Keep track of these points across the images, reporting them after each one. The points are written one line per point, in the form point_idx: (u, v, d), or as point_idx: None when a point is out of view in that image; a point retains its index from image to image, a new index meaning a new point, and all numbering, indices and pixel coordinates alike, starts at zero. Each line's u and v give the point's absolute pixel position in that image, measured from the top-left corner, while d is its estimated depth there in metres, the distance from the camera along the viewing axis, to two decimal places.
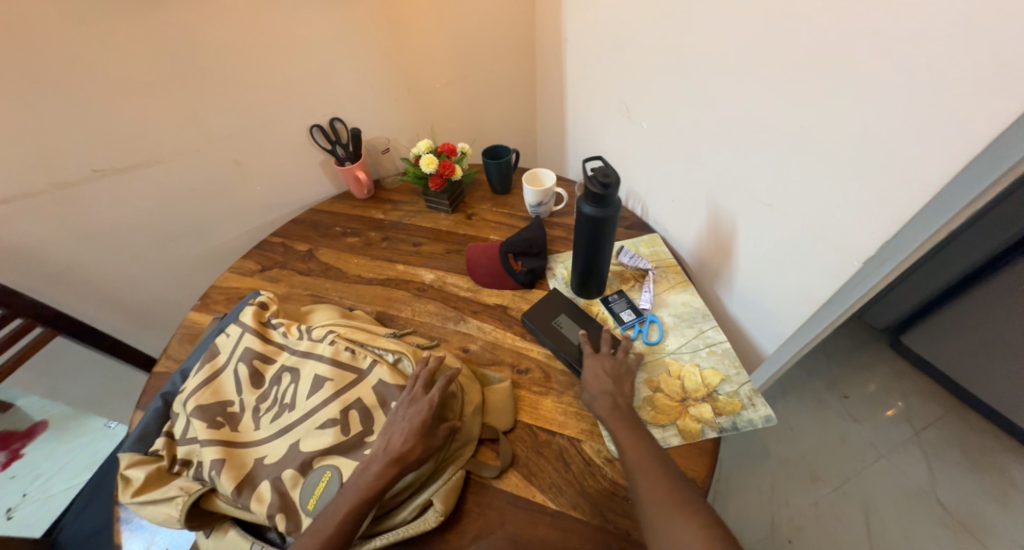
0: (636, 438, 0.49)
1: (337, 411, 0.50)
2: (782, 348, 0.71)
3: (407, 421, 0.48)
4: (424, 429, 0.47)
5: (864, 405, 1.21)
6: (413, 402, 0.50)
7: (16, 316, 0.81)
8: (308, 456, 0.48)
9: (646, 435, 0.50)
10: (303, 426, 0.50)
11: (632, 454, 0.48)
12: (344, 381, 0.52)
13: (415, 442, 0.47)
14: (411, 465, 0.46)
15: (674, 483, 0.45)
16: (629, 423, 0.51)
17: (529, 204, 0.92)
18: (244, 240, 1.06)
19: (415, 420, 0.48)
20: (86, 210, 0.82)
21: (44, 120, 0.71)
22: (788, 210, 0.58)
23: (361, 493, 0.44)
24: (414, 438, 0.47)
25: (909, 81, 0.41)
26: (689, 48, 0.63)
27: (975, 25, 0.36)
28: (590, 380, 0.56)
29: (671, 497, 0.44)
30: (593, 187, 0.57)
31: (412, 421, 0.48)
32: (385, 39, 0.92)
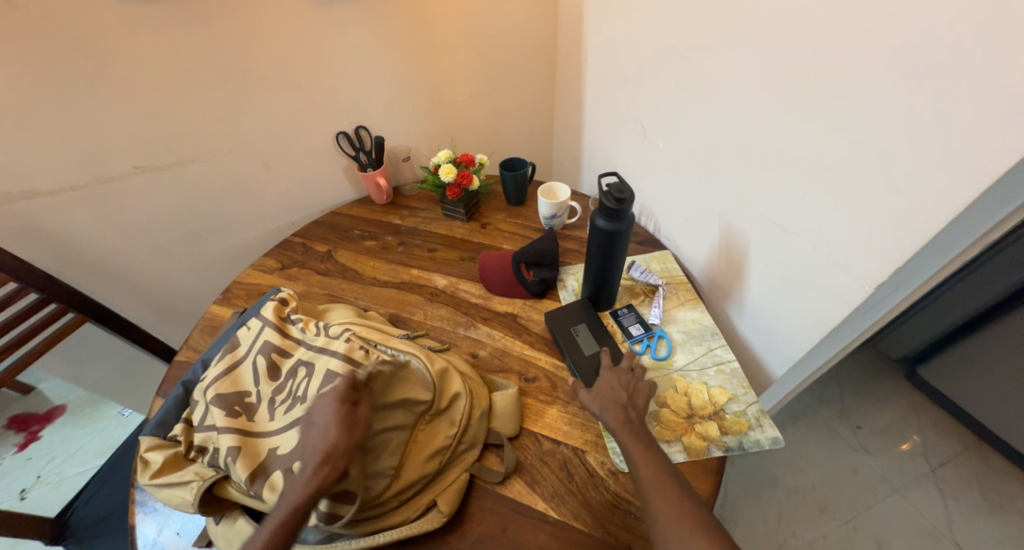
0: (648, 455, 0.49)
1: None
2: (791, 371, 0.71)
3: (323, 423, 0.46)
4: (340, 425, 0.45)
5: (877, 436, 1.18)
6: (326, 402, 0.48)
7: (52, 301, 0.86)
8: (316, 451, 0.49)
9: (659, 452, 0.49)
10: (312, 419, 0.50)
11: (646, 472, 0.47)
12: None
13: (332, 441, 0.45)
14: (336, 466, 0.44)
15: (693, 507, 0.45)
16: (640, 437, 0.50)
17: (543, 216, 0.94)
18: (266, 239, 1.10)
19: (333, 409, 0.46)
20: (124, 204, 0.87)
21: (95, 118, 0.76)
22: (800, 233, 0.58)
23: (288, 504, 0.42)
24: (332, 437, 0.45)
25: (929, 111, 0.42)
26: (707, 71, 0.65)
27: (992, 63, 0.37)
28: (604, 389, 0.56)
29: (687, 519, 0.44)
30: (608, 202, 0.58)
31: (326, 420, 0.46)
32: (413, 53, 0.96)
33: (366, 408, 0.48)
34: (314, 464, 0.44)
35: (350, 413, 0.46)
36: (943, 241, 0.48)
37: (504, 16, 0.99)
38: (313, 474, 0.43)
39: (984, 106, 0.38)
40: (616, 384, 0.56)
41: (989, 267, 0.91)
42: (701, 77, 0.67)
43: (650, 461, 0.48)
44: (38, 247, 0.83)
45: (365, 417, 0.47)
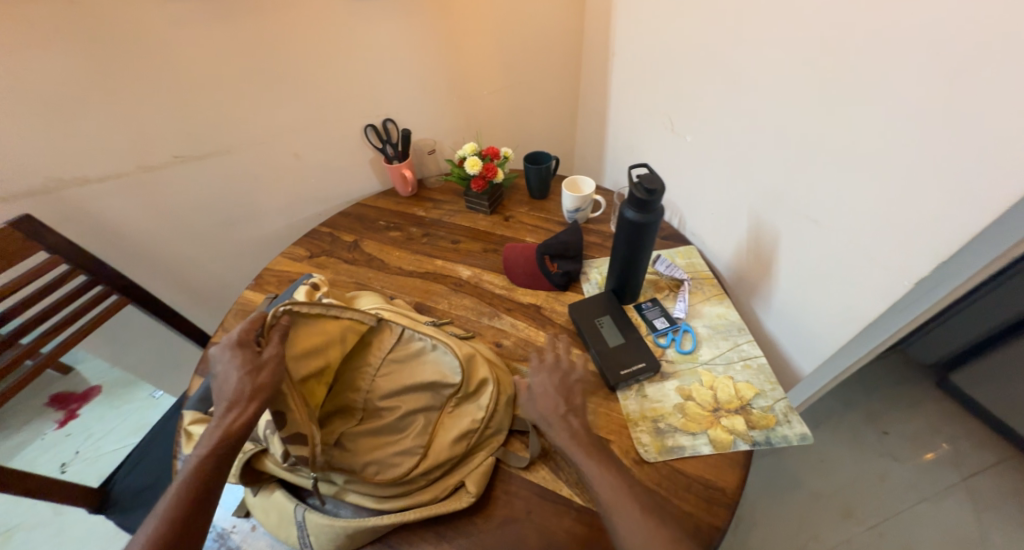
0: (601, 469, 0.48)
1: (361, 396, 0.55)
2: (820, 369, 0.70)
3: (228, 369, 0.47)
4: (243, 368, 0.47)
5: (904, 442, 1.15)
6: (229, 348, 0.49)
7: (98, 283, 0.89)
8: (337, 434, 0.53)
9: (611, 463, 0.49)
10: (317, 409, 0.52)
11: (603, 490, 0.47)
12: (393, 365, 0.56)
13: (238, 384, 0.46)
14: (246, 408, 0.45)
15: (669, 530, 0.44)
16: (588, 446, 0.50)
17: (567, 210, 0.94)
18: (294, 229, 1.13)
19: (228, 355, 0.47)
20: (164, 192, 0.91)
21: (140, 110, 0.79)
22: (835, 227, 0.57)
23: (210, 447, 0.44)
24: (237, 380, 0.46)
25: (981, 101, 0.40)
26: (740, 63, 0.64)
27: None
28: (541, 394, 0.55)
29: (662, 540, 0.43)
30: (638, 193, 0.58)
31: (230, 365, 0.47)
32: (441, 47, 0.97)
33: (270, 349, 0.48)
34: (222, 408, 0.46)
35: (251, 357, 0.48)
36: (989, 238, 0.46)
37: (531, 11, 0.99)
38: (225, 417, 0.45)
39: None
40: (550, 389, 0.55)
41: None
42: (734, 70, 0.66)
43: (603, 475, 0.48)
44: (85, 232, 0.87)
45: (270, 358, 0.48)
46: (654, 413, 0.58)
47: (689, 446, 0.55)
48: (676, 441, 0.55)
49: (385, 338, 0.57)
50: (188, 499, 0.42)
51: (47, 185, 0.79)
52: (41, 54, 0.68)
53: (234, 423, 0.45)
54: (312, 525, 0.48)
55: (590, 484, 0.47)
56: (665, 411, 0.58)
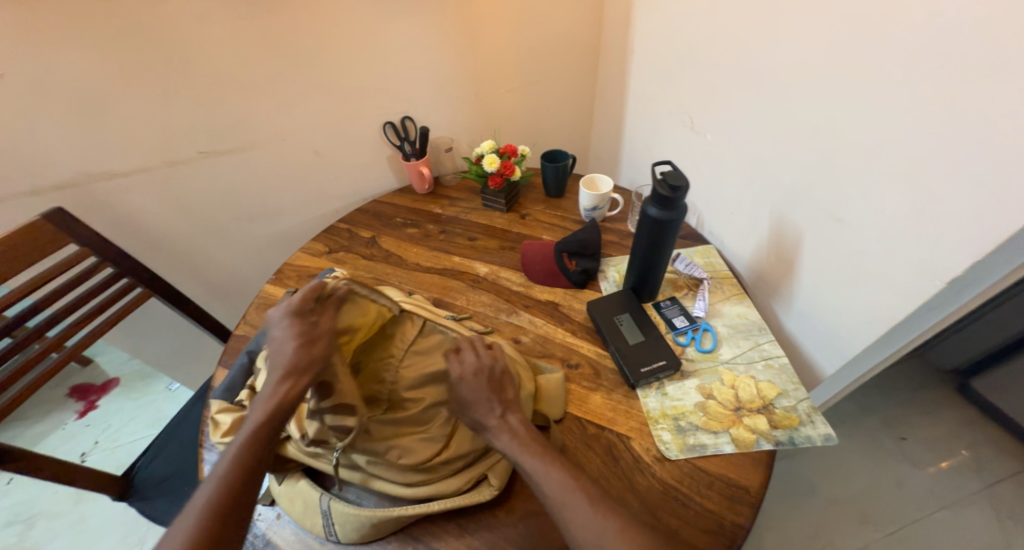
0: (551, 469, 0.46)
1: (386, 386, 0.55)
2: (844, 370, 0.69)
3: (284, 337, 0.50)
4: (301, 336, 0.50)
5: (924, 449, 1.13)
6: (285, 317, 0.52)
7: (123, 275, 0.89)
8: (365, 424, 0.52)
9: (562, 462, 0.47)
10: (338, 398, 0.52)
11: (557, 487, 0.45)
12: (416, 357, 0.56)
13: (296, 351, 0.49)
14: (304, 374, 0.48)
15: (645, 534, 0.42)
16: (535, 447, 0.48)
17: (584, 208, 0.94)
18: (312, 225, 1.14)
19: (287, 323, 0.51)
20: (188, 186, 0.92)
21: (167, 105, 0.81)
22: (862, 225, 0.56)
23: (267, 411, 0.46)
24: (294, 347, 0.49)
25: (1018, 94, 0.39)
26: (764, 60, 0.64)
27: None
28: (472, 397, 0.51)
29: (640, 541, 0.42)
30: (661, 190, 0.58)
31: (287, 333, 0.50)
32: (460, 45, 0.98)
33: (326, 322, 0.52)
34: (277, 376, 0.48)
35: (308, 328, 0.51)
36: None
37: (550, 9, 0.99)
38: (280, 384, 0.47)
39: None
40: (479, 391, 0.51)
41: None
42: (757, 67, 0.66)
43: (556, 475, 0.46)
44: (111, 225, 0.89)
45: (324, 331, 0.51)
46: (674, 411, 0.58)
47: (711, 445, 0.54)
48: (698, 440, 0.55)
49: (406, 330, 0.56)
50: (245, 463, 0.43)
51: (77, 178, 0.81)
52: (74, 50, 0.70)
53: (289, 390, 0.47)
54: (338, 513, 0.49)
55: (538, 484, 0.46)
56: (686, 409, 0.58)
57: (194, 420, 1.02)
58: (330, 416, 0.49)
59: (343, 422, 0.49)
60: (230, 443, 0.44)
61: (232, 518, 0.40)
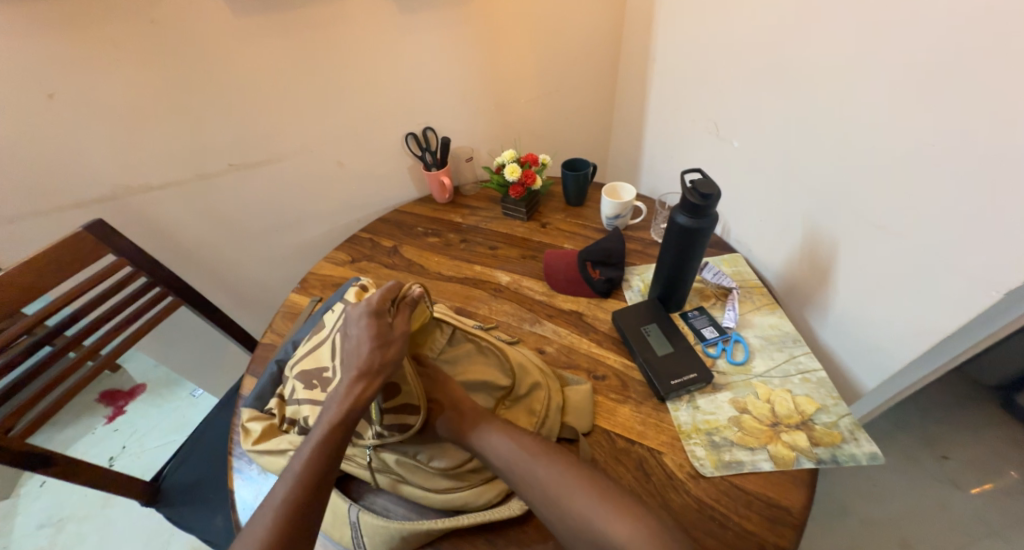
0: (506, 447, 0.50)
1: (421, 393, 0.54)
2: (887, 384, 0.66)
3: (359, 337, 0.51)
4: (377, 337, 0.50)
5: (967, 469, 1.07)
6: (363, 316, 0.52)
7: (155, 285, 0.91)
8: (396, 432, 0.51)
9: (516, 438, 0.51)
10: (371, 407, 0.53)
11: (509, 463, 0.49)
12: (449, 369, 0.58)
13: (372, 352, 0.50)
14: (377, 376, 0.49)
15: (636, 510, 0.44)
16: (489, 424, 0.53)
17: (607, 216, 0.93)
18: (334, 235, 1.16)
19: (365, 323, 0.51)
20: (218, 198, 0.95)
21: (200, 120, 0.83)
22: (906, 233, 0.54)
23: (341, 412, 0.47)
24: (369, 349, 0.50)
25: None
26: (797, 63, 0.62)
27: None
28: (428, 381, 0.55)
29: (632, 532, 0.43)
30: (692, 198, 0.56)
31: (364, 333, 0.51)
32: (481, 56, 0.99)
33: (400, 326, 0.52)
34: (353, 376, 0.49)
35: (384, 330, 0.52)
36: None
37: (571, 19, 1.00)
38: (352, 386, 0.48)
39: None
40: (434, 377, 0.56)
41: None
42: (789, 71, 0.64)
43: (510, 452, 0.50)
44: (146, 236, 0.91)
45: (400, 335, 0.52)
46: (707, 425, 0.56)
47: (748, 461, 0.52)
48: (733, 456, 0.53)
49: (434, 338, 0.58)
50: (320, 463, 0.45)
51: (115, 191, 0.84)
52: (115, 69, 0.72)
53: (363, 393, 0.48)
54: (367, 526, 0.49)
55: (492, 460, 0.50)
56: (720, 424, 0.56)
57: (218, 429, 1.03)
58: (390, 416, 0.51)
59: (404, 422, 0.51)
60: (305, 443, 0.46)
61: (306, 516, 0.43)
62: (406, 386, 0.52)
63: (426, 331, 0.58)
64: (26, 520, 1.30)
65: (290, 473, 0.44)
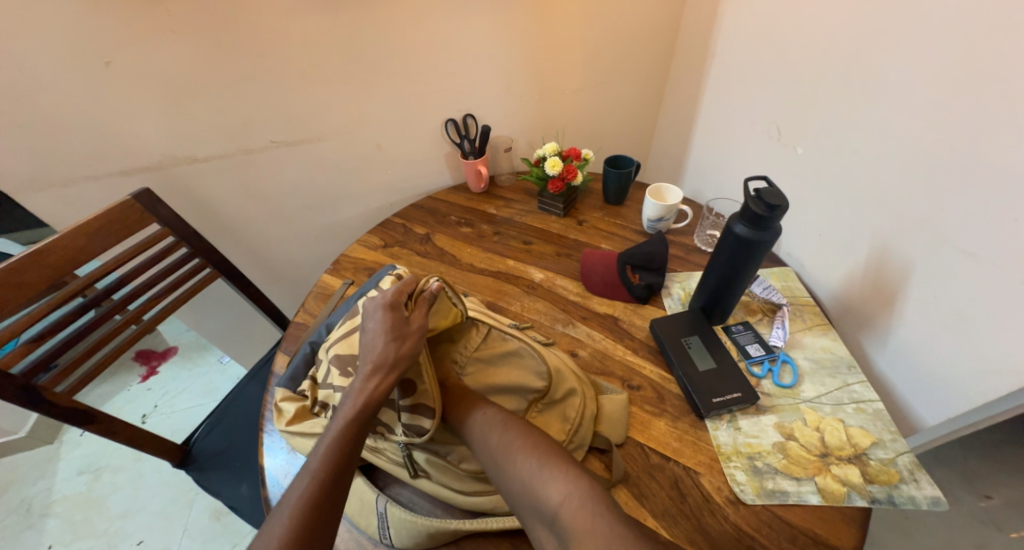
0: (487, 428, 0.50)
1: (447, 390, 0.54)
2: (949, 422, 0.61)
3: (376, 330, 0.51)
4: (391, 332, 0.50)
5: (1012, 511, 1.00)
6: (378, 310, 0.52)
7: (195, 255, 0.93)
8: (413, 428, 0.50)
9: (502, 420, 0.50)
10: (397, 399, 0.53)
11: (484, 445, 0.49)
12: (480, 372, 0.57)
13: (387, 346, 0.50)
14: (392, 370, 0.49)
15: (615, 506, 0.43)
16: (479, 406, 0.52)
17: (648, 218, 0.90)
18: (368, 218, 1.15)
19: (380, 317, 0.52)
20: (259, 174, 0.95)
21: (247, 96, 0.84)
22: (998, 262, 0.49)
23: (357, 406, 0.47)
24: (384, 342, 0.50)
25: None
26: (882, 66, 0.57)
27: None
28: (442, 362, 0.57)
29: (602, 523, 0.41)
30: (756, 208, 0.53)
31: (379, 327, 0.51)
32: (529, 44, 0.95)
33: (417, 321, 0.52)
34: (367, 371, 0.49)
35: (400, 324, 0.51)
36: None
37: (627, 9, 0.95)
38: (366, 381, 0.49)
39: None
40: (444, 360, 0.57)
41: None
42: (872, 74, 0.59)
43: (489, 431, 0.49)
44: (187, 207, 0.93)
45: (415, 329, 0.51)
46: (749, 449, 0.53)
47: (793, 492, 0.49)
48: (777, 485, 0.50)
49: (470, 337, 0.57)
50: (337, 458, 0.45)
51: (162, 162, 0.85)
52: (170, 40, 0.73)
53: (376, 388, 0.48)
54: (394, 518, 0.48)
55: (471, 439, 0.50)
56: (763, 449, 0.53)
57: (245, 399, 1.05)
58: (406, 414, 0.50)
59: (420, 424, 0.49)
60: (323, 436, 0.46)
61: (325, 513, 0.42)
62: (423, 383, 0.51)
63: (462, 330, 0.57)
64: (66, 467, 1.38)
65: (308, 468, 0.44)
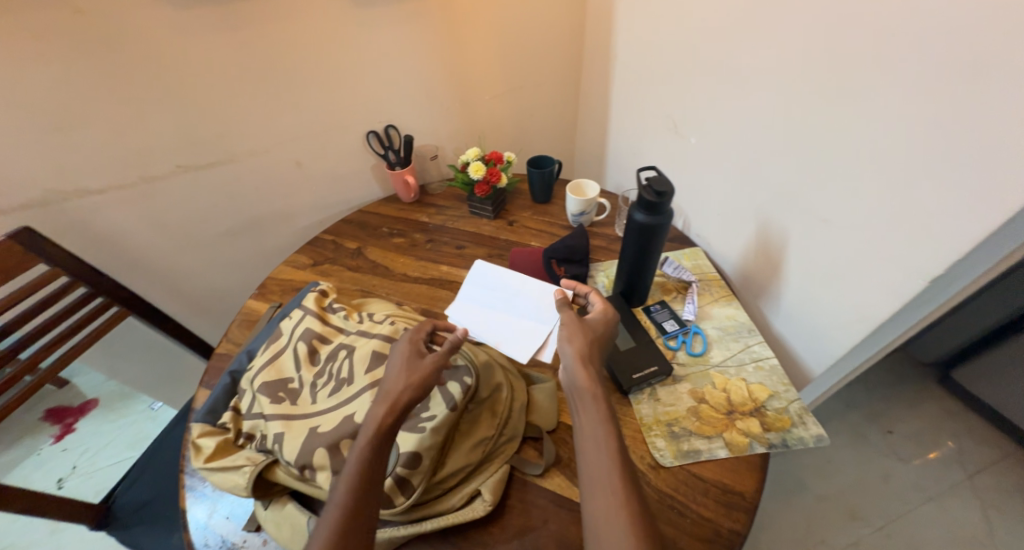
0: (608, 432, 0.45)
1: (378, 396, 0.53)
2: (831, 369, 0.70)
3: (394, 365, 0.52)
4: (407, 363, 0.51)
5: (908, 441, 1.15)
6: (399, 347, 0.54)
7: (98, 295, 0.88)
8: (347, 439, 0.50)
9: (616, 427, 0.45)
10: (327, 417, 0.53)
11: (593, 445, 0.44)
12: None
13: (402, 376, 0.49)
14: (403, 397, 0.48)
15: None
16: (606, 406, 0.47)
17: (572, 213, 0.94)
18: (295, 238, 1.12)
19: (399, 352, 0.53)
20: (165, 202, 0.89)
21: (143, 119, 0.78)
22: (846, 226, 0.57)
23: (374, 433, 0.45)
24: (399, 373, 0.50)
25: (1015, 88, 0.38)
26: (746, 63, 0.64)
27: None
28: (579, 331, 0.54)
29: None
30: (647, 195, 0.58)
31: (394, 362, 0.52)
32: (441, 53, 0.97)
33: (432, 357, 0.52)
34: (377, 397, 0.48)
35: (414, 359, 0.52)
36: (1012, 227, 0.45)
37: (532, 16, 0.99)
38: (377, 408, 0.47)
39: None
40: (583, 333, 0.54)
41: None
42: (738, 71, 0.66)
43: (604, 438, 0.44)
44: (84, 244, 0.84)
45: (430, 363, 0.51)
46: (667, 417, 0.58)
47: (705, 450, 0.54)
48: (692, 445, 0.55)
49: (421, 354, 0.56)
50: (360, 485, 0.43)
51: (46, 198, 0.77)
52: (40, 62, 0.66)
53: (383, 418, 0.46)
54: None
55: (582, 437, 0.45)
56: (679, 415, 0.58)
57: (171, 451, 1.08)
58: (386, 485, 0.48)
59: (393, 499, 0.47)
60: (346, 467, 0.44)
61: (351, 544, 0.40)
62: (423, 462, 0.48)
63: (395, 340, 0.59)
64: None
65: (335, 499, 0.42)
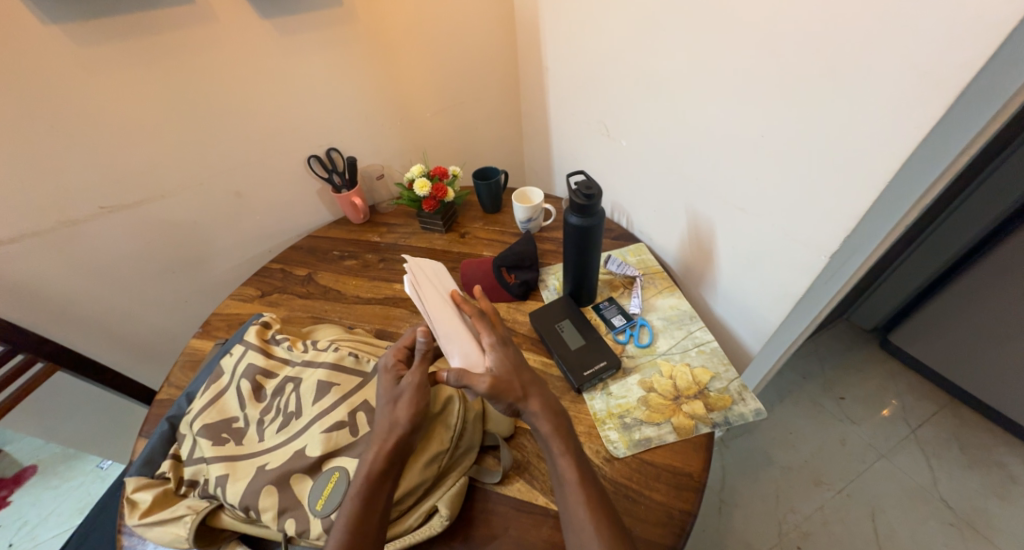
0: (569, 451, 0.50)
1: (328, 424, 0.53)
2: (769, 346, 0.74)
3: (384, 403, 0.53)
4: (389, 398, 0.53)
5: (859, 405, 1.23)
6: (387, 376, 0.55)
7: (19, 351, 0.81)
8: (300, 469, 0.50)
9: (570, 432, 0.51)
10: (276, 453, 0.52)
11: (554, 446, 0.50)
12: (350, 384, 0.56)
13: (387, 415, 0.51)
14: (390, 436, 0.50)
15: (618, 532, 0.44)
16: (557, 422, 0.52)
17: (520, 220, 0.96)
18: (242, 270, 1.08)
19: (382, 383, 0.55)
20: (89, 247, 0.84)
21: (54, 161, 0.74)
22: (758, 212, 0.61)
23: (367, 479, 0.47)
24: (384, 412, 0.52)
25: (874, 77, 0.43)
26: (656, 72, 0.69)
27: (894, 38, 0.41)
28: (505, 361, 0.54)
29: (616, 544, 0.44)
30: (578, 199, 0.61)
31: (382, 398, 0.53)
32: (376, 73, 0.98)
33: (407, 383, 0.53)
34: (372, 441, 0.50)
35: (393, 390, 0.54)
36: (894, 196, 0.50)
37: (463, 34, 1.02)
38: (367, 452, 0.49)
39: (903, 84, 0.42)
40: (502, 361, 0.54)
41: (961, 210, 0.97)
42: (652, 78, 0.70)
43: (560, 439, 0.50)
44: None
45: (407, 391, 0.53)
46: (620, 409, 0.60)
47: (655, 436, 0.57)
48: (643, 434, 0.57)
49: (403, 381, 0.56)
50: (357, 530, 0.45)
51: None
52: None
53: (374, 459, 0.48)
54: None
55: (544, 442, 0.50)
56: (630, 406, 0.60)
57: (115, 512, 1.04)
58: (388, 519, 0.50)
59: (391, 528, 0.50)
60: (343, 513, 0.46)
61: None
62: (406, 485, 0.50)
63: (343, 367, 0.58)
64: None
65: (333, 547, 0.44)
